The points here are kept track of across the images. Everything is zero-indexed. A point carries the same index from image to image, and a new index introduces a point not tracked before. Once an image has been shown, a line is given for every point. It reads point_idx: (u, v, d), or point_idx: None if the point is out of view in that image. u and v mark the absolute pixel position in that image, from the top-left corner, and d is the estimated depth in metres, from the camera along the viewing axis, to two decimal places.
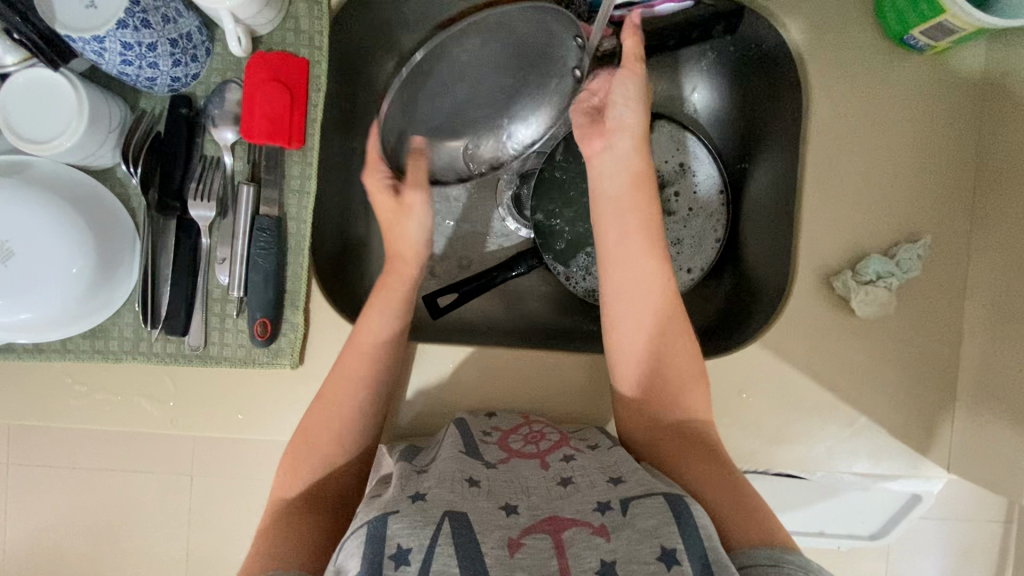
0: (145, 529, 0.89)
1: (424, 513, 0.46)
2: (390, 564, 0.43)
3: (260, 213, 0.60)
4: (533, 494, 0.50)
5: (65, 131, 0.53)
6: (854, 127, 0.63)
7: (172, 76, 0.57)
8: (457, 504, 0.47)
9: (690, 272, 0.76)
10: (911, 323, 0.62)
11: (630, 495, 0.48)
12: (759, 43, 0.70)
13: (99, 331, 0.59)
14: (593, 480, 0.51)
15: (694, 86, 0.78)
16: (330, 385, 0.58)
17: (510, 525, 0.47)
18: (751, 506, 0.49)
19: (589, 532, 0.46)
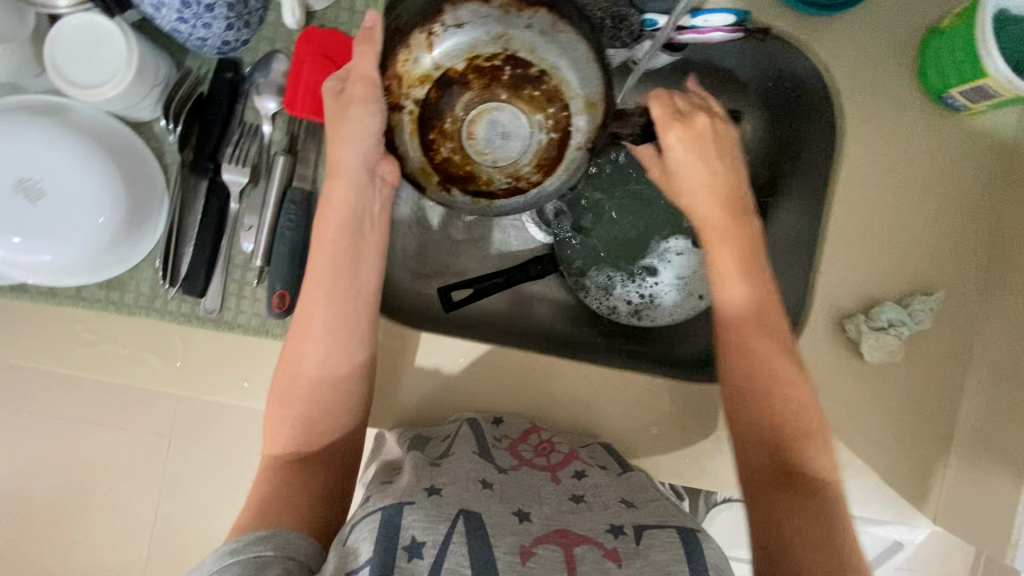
0: (123, 484, 0.88)
1: (440, 508, 0.48)
2: (404, 555, 0.44)
3: (292, 185, 0.60)
4: (545, 504, 0.53)
5: (110, 80, 0.53)
6: (885, 176, 0.64)
7: (223, 39, 0.56)
8: (470, 503, 0.50)
9: (701, 298, 0.79)
10: (914, 374, 0.63)
11: (642, 524, 0.51)
12: (799, 78, 0.70)
13: (116, 282, 0.59)
14: (606, 501, 0.54)
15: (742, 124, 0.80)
16: (281, 377, 0.56)
17: (522, 533, 0.48)
18: (828, 537, 0.46)
19: (600, 553, 0.47)
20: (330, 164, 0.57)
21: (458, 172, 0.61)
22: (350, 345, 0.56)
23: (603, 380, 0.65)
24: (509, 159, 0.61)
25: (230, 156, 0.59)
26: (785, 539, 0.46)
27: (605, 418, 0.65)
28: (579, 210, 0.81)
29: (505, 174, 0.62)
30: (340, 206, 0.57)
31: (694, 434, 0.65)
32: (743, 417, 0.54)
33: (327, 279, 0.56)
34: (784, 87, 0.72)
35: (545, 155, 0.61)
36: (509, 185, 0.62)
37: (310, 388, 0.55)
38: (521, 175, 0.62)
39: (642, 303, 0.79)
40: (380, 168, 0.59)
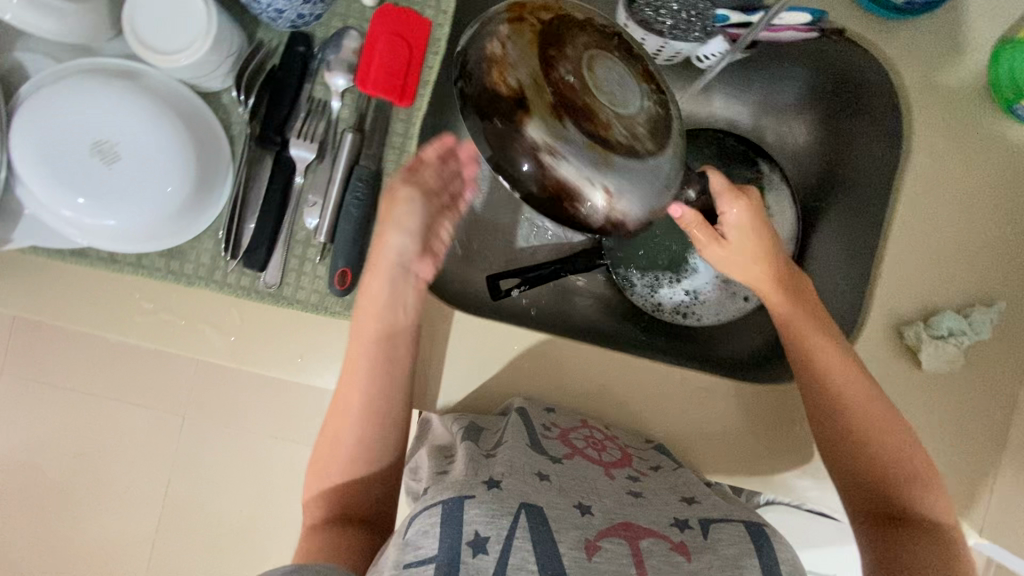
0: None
1: (502, 501, 0.49)
2: (469, 552, 0.45)
3: (359, 162, 0.60)
4: (604, 497, 0.54)
5: (188, 49, 0.53)
6: (950, 184, 0.64)
7: (298, 12, 0.56)
8: (531, 496, 0.50)
9: (746, 300, 0.79)
10: (970, 384, 0.63)
11: (708, 518, 0.54)
12: (859, 83, 0.69)
13: (177, 252, 0.59)
14: (665, 497, 0.55)
15: (801, 128, 0.79)
16: (328, 431, 0.60)
17: (586, 526, 0.50)
18: (938, 559, 0.53)
19: (667, 547, 0.50)
20: (371, 263, 0.58)
21: (574, 108, 0.42)
22: (383, 417, 0.58)
23: (657, 375, 0.64)
24: (627, 109, 0.44)
25: (299, 132, 0.59)
26: (907, 558, 0.53)
27: (658, 415, 0.64)
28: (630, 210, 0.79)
29: (624, 126, 0.43)
30: (375, 302, 0.57)
31: (747, 435, 0.64)
32: (845, 463, 0.58)
33: (369, 361, 0.58)
34: (844, 93, 0.72)
35: (656, 121, 0.45)
36: (628, 139, 0.43)
37: (355, 445, 0.58)
38: (639, 132, 0.44)
39: (687, 302, 0.80)
40: (416, 266, 0.60)
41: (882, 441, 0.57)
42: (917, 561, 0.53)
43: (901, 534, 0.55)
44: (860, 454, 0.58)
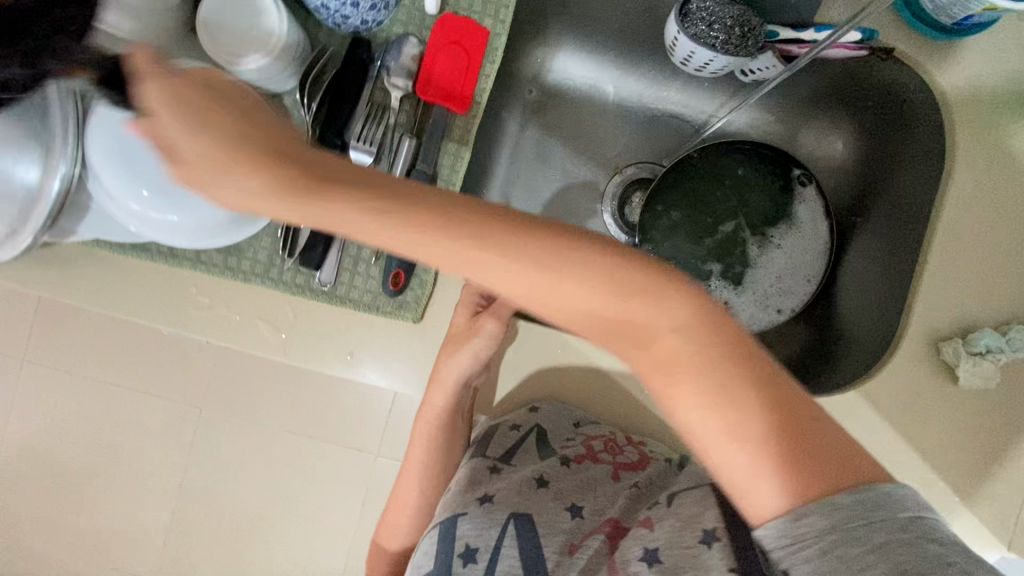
0: (177, 450, 0.87)
1: (491, 515, 0.56)
2: (460, 561, 0.54)
3: (416, 167, 0.61)
4: (597, 497, 0.60)
5: (259, 51, 0.54)
6: (992, 205, 0.65)
7: (363, 18, 0.58)
8: (521, 505, 0.57)
9: (779, 311, 0.81)
10: (1005, 401, 0.64)
11: (680, 492, 0.55)
12: (903, 101, 0.71)
13: (234, 249, 0.60)
14: (653, 489, 0.59)
15: (839, 142, 0.81)
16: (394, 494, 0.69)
17: (573, 529, 0.57)
18: (810, 459, 0.40)
19: (638, 527, 0.53)
20: (432, 375, 0.62)
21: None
22: (441, 466, 0.68)
23: None
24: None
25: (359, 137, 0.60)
26: (729, 471, 0.41)
27: None
28: (669, 220, 0.82)
29: None
30: (436, 409, 0.64)
31: None
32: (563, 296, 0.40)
33: (427, 451, 0.67)
34: (886, 110, 0.74)
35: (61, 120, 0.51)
36: None
37: (413, 503, 0.69)
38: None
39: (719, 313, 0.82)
40: (473, 378, 0.65)
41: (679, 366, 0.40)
42: (754, 478, 0.40)
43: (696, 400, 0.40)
44: (679, 396, 0.41)
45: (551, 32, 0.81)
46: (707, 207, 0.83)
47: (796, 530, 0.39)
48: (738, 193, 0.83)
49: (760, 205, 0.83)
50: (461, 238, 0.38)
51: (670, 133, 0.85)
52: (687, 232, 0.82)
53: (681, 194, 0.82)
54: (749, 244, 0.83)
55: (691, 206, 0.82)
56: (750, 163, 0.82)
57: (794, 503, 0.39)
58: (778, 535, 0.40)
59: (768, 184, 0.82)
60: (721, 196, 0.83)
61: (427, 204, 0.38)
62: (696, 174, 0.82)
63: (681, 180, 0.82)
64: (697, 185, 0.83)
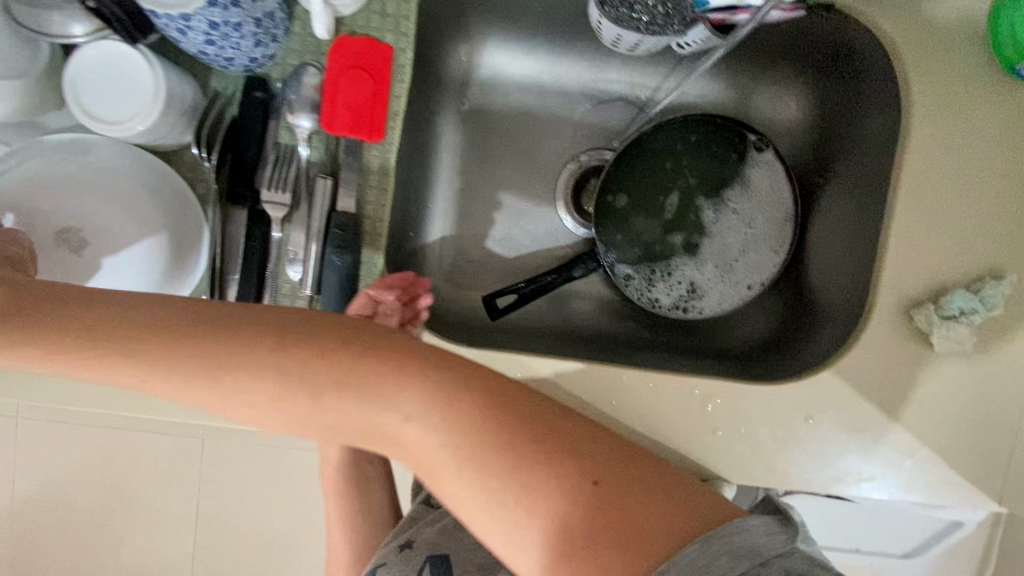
0: (164, 509, 0.86)
1: (409, 559, 0.59)
2: None
3: (336, 209, 0.56)
4: None
5: (138, 113, 0.50)
6: (957, 156, 0.61)
7: (251, 56, 0.53)
8: (439, 544, 0.60)
9: (749, 287, 0.77)
10: (984, 358, 0.62)
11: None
12: (855, 51, 0.66)
13: None
14: None
15: (793, 100, 0.77)
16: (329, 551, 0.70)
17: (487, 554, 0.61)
18: (606, 531, 0.40)
19: None
20: None
21: None
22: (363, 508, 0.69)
23: (664, 386, 0.63)
24: None
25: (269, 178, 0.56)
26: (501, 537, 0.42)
27: (670, 424, 0.63)
28: (624, 204, 0.77)
29: None
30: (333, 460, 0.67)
31: (762, 434, 0.63)
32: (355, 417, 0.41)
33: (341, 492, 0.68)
34: (840, 60, 0.69)
35: None
36: None
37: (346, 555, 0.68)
38: None
39: (686, 296, 0.78)
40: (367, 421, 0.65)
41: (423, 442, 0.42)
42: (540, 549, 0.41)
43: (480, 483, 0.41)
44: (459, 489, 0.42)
45: (472, 26, 0.75)
46: (663, 185, 0.78)
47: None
48: (694, 165, 0.78)
49: (718, 176, 0.77)
50: (217, 359, 0.38)
51: (614, 116, 0.80)
52: (642, 216, 0.78)
53: (633, 176, 0.77)
54: (710, 221, 0.78)
55: (645, 188, 0.78)
56: (703, 132, 0.77)
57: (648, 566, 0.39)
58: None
59: (722, 152, 0.77)
60: (677, 171, 0.78)
61: (176, 337, 0.38)
62: (648, 151, 0.77)
63: (633, 160, 0.77)
64: (650, 164, 0.77)
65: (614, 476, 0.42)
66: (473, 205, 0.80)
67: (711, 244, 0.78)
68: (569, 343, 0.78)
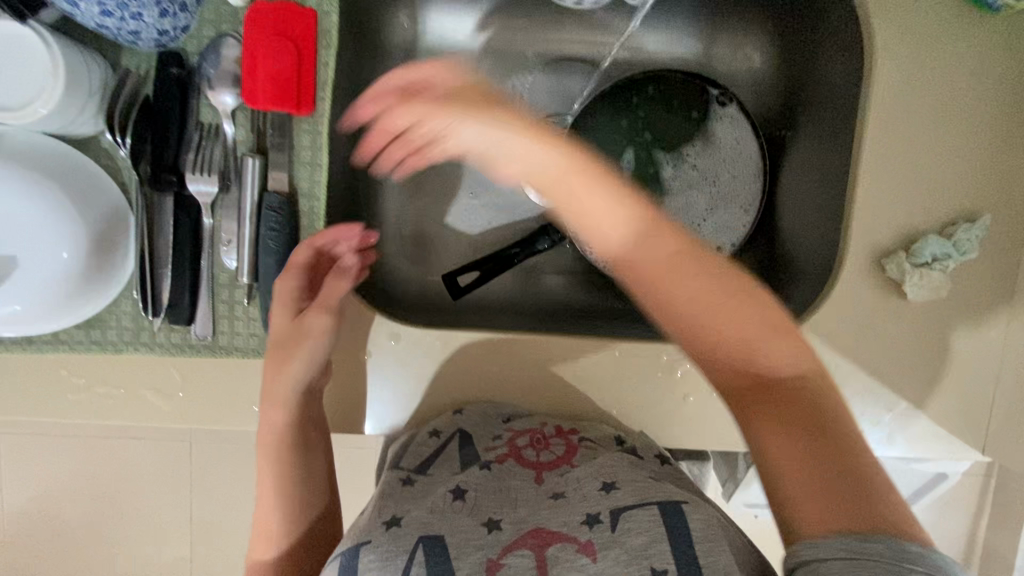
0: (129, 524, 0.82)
1: (397, 540, 0.47)
2: None
3: (268, 190, 0.53)
4: (521, 506, 0.51)
5: (40, 96, 0.46)
6: (924, 94, 0.58)
7: (159, 29, 0.49)
8: (432, 525, 0.49)
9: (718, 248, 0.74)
10: (960, 305, 0.60)
11: (621, 508, 0.49)
12: None
13: (95, 320, 0.54)
14: (585, 491, 0.52)
15: (755, 54, 0.74)
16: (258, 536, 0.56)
17: (490, 544, 0.47)
18: (837, 492, 0.37)
19: (574, 549, 0.46)
20: (266, 390, 0.54)
21: None
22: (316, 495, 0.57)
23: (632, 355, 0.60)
24: None
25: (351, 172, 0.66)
26: (786, 478, 0.38)
27: (641, 391, 0.61)
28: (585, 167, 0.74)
29: None
30: (274, 428, 0.55)
31: None
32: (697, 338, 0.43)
33: (279, 471, 0.55)
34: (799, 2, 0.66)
35: None
36: None
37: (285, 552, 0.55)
38: None
39: None
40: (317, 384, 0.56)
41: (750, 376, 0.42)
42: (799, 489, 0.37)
43: (779, 443, 0.39)
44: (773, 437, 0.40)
45: None
46: (625, 145, 0.74)
47: (810, 545, 0.36)
48: (656, 122, 0.74)
49: (682, 133, 0.74)
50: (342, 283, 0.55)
51: (571, 81, 0.76)
52: (603, 179, 0.73)
53: (594, 136, 0.74)
54: (675, 181, 0.75)
55: (607, 148, 0.74)
56: (664, 87, 0.74)
57: (818, 529, 0.36)
58: (798, 560, 0.36)
59: (685, 107, 0.74)
60: (638, 129, 0.74)
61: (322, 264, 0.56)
62: (608, 109, 0.74)
63: (594, 120, 0.74)
64: (611, 123, 0.74)
65: (832, 422, 0.39)
66: (426, 180, 0.76)
67: (678, 205, 0.75)
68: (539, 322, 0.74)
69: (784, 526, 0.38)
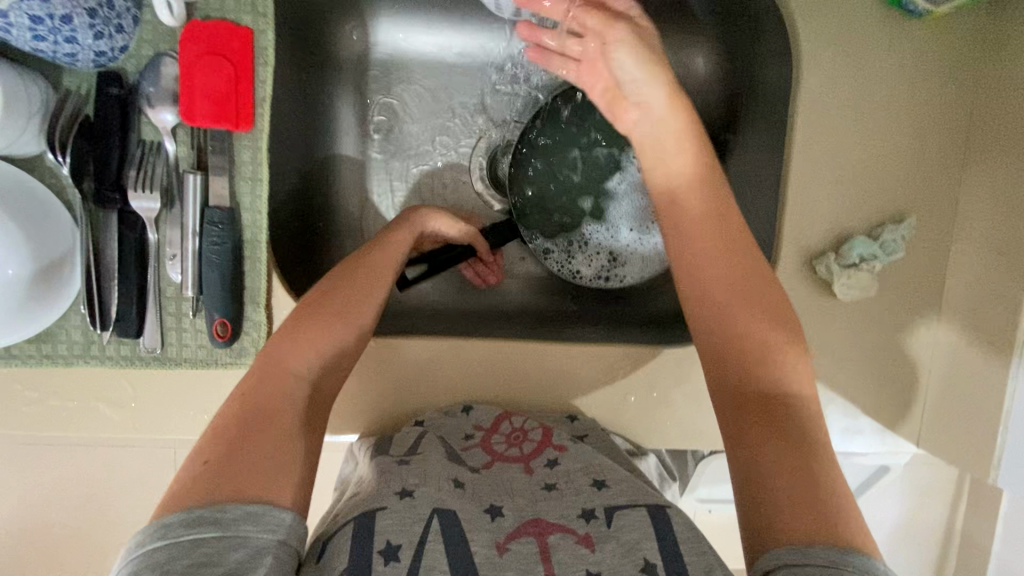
0: None
1: (413, 510, 0.45)
2: (379, 560, 0.41)
3: (210, 205, 0.55)
4: (517, 496, 0.50)
5: None
6: (852, 99, 0.60)
7: (96, 50, 0.50)
8: (445, 501, 0.47)
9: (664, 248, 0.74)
10: (891, 303, 0.62)
11: (613, 505, 0.48)
12: None
13: (45, 335, 0.55)
14: (577, 486, 0.51)
15: (700, 57, 0.74)
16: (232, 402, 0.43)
17: (497, 529, 0.45)
18: (813, 499, 0.37)
19: (574, 540, 0.45)
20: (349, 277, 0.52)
21: None
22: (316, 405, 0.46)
23: (574, 356, 0.63)
24: None
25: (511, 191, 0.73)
26: (772, 485, 0.38)
27: (584, 389, 0.63)
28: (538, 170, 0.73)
29: None
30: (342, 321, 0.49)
31: (676, 396, 0.63)
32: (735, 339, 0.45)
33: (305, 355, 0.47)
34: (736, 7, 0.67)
35: None
36: None
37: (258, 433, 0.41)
38: None
39: (608, 265, 0.75)
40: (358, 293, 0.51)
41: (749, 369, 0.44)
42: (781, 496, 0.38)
43: (776, 447, 0.40)
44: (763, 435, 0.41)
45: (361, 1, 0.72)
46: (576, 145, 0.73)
47: (786, 551, 0.35)
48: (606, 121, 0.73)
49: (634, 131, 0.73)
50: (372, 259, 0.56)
51: (522, 87, 0.76)
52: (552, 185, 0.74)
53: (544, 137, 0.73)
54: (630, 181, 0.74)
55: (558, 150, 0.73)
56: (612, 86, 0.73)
57: (797, 536, 0.36)
58: (779, 562, 0.35)
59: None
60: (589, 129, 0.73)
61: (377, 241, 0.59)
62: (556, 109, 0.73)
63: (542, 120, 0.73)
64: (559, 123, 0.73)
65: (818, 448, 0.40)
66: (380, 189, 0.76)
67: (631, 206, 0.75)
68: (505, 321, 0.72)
69: (760, 529, 0.37)
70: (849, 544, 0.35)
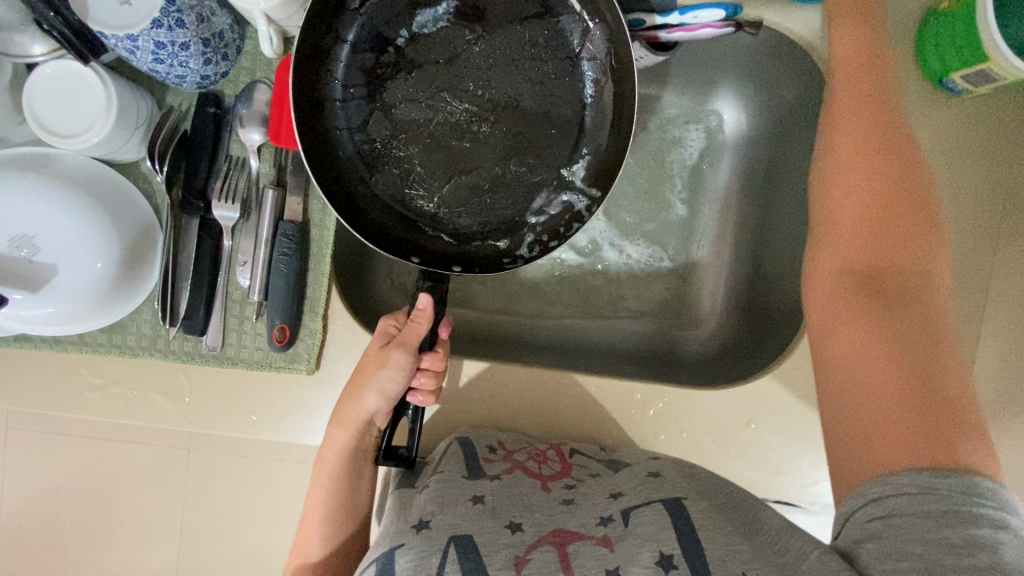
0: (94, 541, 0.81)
1: (430, 540, 0.47)
2: None
3: (284, 219, 0.59)
4: (536, 511, 0.52)
5: (93, 127, 0.53)
6: None
7: (202, 74, 0.56)
8: (461, 527, 0.48)
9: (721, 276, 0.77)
10: None
11: (630, 506, 0.50)
12: (782, 58, 0.67)
13: (117, 325, 0.59)
14: (595, 499, 0.53)
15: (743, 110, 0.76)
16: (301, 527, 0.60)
17: (516, 543, 0.47)
18: (928, 429, 0.39)
19: (593, 544, 0.47)
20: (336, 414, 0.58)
21: None
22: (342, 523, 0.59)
23: (606, 389, 0.65)
24: None
25: (424, 212, 0.60)
26: (875, 425, 0.40)
27: (617, 423, 0.65)
28: (538, 172, 0.60)
29: None
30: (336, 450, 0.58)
31: (702, 437, 0.64)
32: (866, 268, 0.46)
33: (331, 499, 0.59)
34: (778, 62, 0.68)
35: None
36: None
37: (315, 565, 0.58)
38: None
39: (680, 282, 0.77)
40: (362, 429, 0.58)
41: (867, 329, 0.43)
42: (884, 432, 0.40)
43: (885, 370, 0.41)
44: (839, 360, 0.44)
45: None
46: (547, 115, 0.59)
47: (870, 486, 0.40)
48: (546, 70, 0.58)
49: (696, 169, 0.77)
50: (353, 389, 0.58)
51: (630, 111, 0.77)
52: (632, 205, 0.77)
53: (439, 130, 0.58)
54: (654, 213, 0.77)
55: (541, 132, 0.59)
56: (471, 25, 0.56)
57: (886, 471, 0.39)
58: (863, 499, 0.40)
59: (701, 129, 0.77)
60: (510, 103, 0.58)
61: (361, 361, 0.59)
62: (396, 72, 0.57)
63: (397, 113, 0.58)
64: (454, 104, 0.58)
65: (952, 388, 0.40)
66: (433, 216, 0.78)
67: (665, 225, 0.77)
68: (520, 350, 0.73)
69: (854, 469, 0.41)
70: (956, 469, 0.37)
